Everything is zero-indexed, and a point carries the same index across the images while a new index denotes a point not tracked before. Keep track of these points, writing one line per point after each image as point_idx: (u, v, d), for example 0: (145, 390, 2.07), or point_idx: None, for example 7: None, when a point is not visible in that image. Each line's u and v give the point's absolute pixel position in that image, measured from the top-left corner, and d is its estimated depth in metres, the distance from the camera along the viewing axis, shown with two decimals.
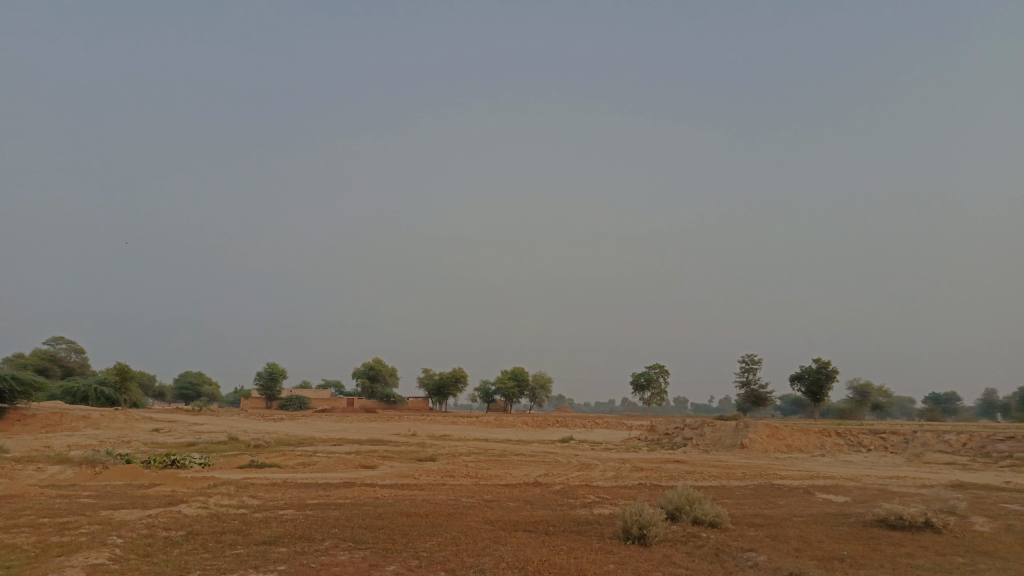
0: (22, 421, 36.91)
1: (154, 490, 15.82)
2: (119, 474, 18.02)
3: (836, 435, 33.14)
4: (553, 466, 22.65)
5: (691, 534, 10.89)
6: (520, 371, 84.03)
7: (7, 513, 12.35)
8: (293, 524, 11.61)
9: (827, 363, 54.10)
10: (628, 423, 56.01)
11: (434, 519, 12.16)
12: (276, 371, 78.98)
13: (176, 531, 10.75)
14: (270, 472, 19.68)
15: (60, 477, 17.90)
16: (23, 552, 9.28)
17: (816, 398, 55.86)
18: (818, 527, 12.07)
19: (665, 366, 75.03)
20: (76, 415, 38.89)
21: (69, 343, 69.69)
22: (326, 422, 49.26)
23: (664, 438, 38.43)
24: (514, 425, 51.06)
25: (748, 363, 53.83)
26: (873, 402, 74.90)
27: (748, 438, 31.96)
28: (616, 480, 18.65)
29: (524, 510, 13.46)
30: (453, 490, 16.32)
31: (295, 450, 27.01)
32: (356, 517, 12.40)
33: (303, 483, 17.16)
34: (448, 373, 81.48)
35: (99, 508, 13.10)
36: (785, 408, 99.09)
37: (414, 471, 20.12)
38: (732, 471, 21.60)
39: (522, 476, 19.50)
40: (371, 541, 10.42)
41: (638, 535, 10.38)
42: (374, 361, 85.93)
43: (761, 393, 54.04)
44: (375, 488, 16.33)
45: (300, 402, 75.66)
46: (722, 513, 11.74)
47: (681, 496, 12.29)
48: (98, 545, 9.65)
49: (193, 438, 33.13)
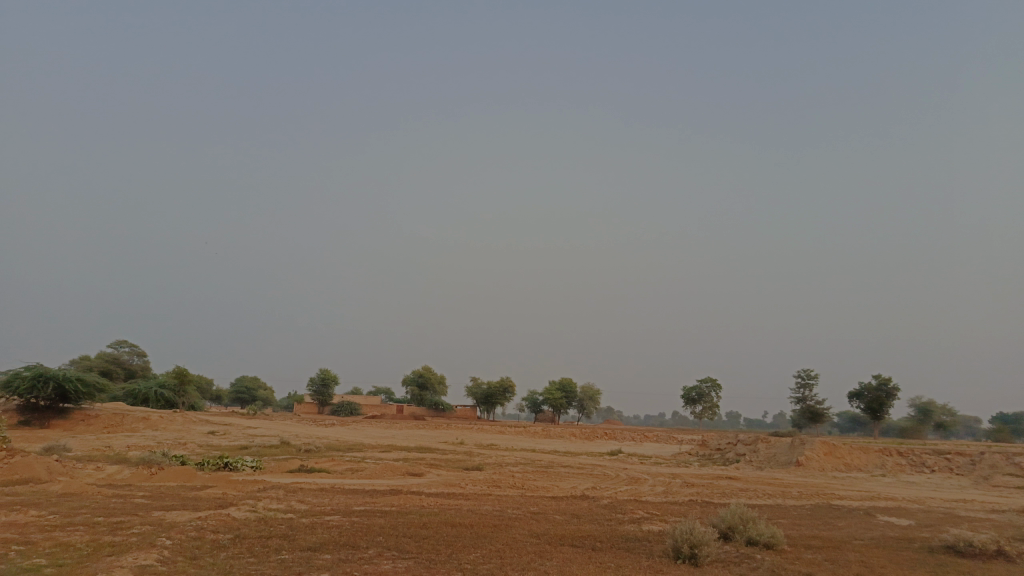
0: (85, 421, 38.21)
1: (205, 491, 16.06)
2: (173, 475, 18.38)
3: (897, 454, 31.85)
4: (601, 479, 22.29)
5: (745, 555, 10.46)
6: (569, 382, 83.50)
7: (65, 511, 12.67)
8: (337, 531, 11.59)
9: (888, 380, 52.19)
10: (679, 437, 55.06)
11: (478, 530, 12.00)
12: (329, 377, 80.20)
13: (224, 535, 10.84)
14: (319, 477, 19.82)
15: (118, 476, 18.35)
16: (76, 551, 9.44)
17: (875, 416, 53.96)
18: (881, 552, 11.47)
19: (717, 380, 73.61)
20: (136, 416, 40.03)
21: (132, 346, 72.07)
22: (375, 429, 49.70)
23: (716, 454, 37.52)
24: (563, 436, 50.63)
25: (804, 378, 52.32)
26: (936, 421, 72.13)
27: (803, 455, 30.98)
28: (665, 496, 18.20)
29: (572, 523, 13.18)
30: (499, 501, 16.14)
31: (345, 456, 27.24)
32: (401, 525, 12.33)
33: (350, 490, 17.19)
34: (496, 383, 81.48)
35: (152, 508, 13.35)
36: (842, 425, 96.24)
37: (461, 480, 20.03)
38: (788, 489, 20.88)
39: (570, 488, 19.19)
40: (415, 551, 10.30)
41: (689, 555, 10.00)
42: (423, 369, 86.55)
43: (817, 410, 52.46)
44: (421, 496, 16.25)
45: (351, 409, 76.63)
46: (778, 534, 11.27)
47: (734, 515, 11.84)
48: (147, 546, 9.76)
49: (246, 441, 33.77)
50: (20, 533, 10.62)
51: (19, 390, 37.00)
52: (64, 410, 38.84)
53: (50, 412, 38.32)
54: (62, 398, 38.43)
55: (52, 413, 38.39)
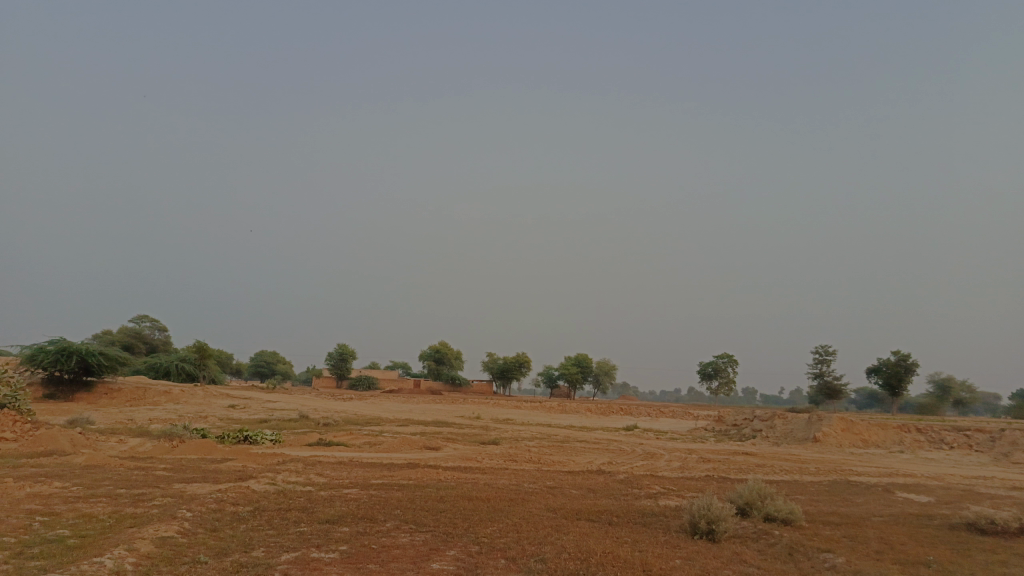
0: (108, 395, 38.82)
1: (225, 465, 16.23)
2: (194, 448, 18.61)
3: (916, 431, 31.62)
4: (618, 454, 22.31)
5: (762, 531, 10.43)
6: (584, 358, 83.58)
7: (89, 483, 12.86)
8: (356, 504, 11.68)
9: (907, 356, 51.72)
10: (695, 413, 55.05)
11: (495, 505, 12.04)
12: (346, 352, 80.85)
13: (243, 507, 10.95)
14: (337, 450, 19.99)
15: (140, 449, 18.60)
16: (99, 522, 9.57)
17: (893, 392, 53.57)
18: (900, 529, 11.37)
19: (734, 355, 73.36)
20: (157, 390, 40.57)
21: (153, 321, 72.91)
22: (392, 403, 50.10)
23: (732, 430, 37.45)
24: (578, 411, 50.76)
25: (822, 354, 51.95)
26: (955, 397, 71.61)
27: (821, 432, 30.84)
28: (682, 471, 18.19)
29: (588, 498, 13.18)
30: (516, 475, 16.20)
31: (363, 430, 27.48)
32: (418, 499, 12.39)
33: (368, 463, 17.33)
34: (512, 358, 81.72)
35: (173, 480, 13.52)
36: (860, 401, 95.83)
37: (478, 454, 20.13)
38: (805, 465, 20.80)
39: (585, 463, 19.22)
40: (433, 524, 10.35)
41: (706, 530, 9.97)
42: (440, 344, 86.96)
43: (835, 386, 52.17)
44: (438, 470, 16.34)
45: (368, 383, 77.28)
46: (796, 510, 11.20)
47: (752, 490, 11.78)
48: (169, 517, 9.87)
49: (266, 415, 34.14)
50: (44, 504, 10.77)
51: (43, 363, 37.60)
52: (87, 383, 39.44)
53: (74, 385, 38.95)
54: (86, 371, 39.01)
55: (76, 386, 39.01)
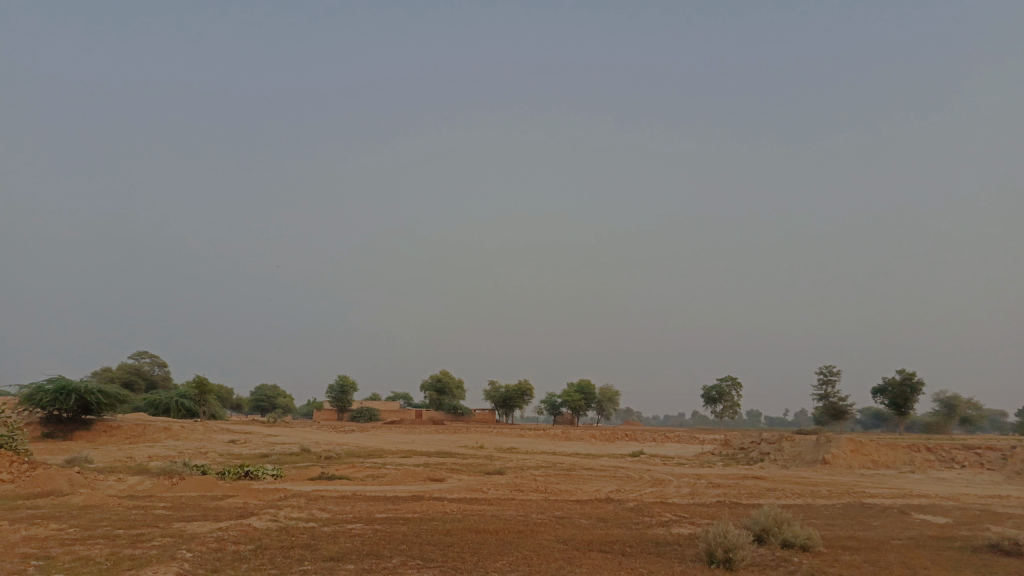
0: (108, 432, 38.41)
1: (226, 501, 15.89)
2: (194, 485, 18.26)
3: (926, 450, 31.18)
4: (625, 481, 21.90)
5: (780, 558, 10.11)
6: (587, 384, 83.02)
7: (86, 524, 12.53)
8: (360, 540, 11.36)
9: (913, 374, 51.31)
10: (700, 437, 54.46)
11: (504, 537, 11.72)
12: (348, 383, 80.38)
13: (245, 546, 10.63)
14: (340, 484, 19.62)
15: (139, 487, 18.27)
16: (96, 565, 9.26)
17: (900, 411, 53.05)
18: (921, 552, 11.06)
19: (737, 378, 72.86)
20: (157, 427, 40.13)
21: (153, 357, 72.52)
22: (395, 434, 49.60)
23: (739, 453, 36.97)
24: (583, 438, 50.24)
25: (826, 374, 51.53)
26: (961, 415, 71.05)
27: (829, 453, 30.42)
28: (692, 497, 17.83)
29: (599, 528, 12.86)
30: (523, 506, 15.82)
31: (365, 462, 27.09)
32: (424, 532, 12.08)
33: (372, 497, 16.99)
34: (514, 386, 81.16)
35: (172, 519, 13.19)
36: (865, 422, 95.12)
37: (483, 485, 19.76)
38: (816, 488, 20.41)
39: (593, 491, 18.85)
40: (441, 559, 10.04)
41: (723, 559, 9.66)
42: (442, 374, 86.46)
43: (840, 407, 51.72)
44: (443, 502, 16.00)
45: (370, 415, 76.66)
46: (814, 536, 10.90)
47: (768, 516, 11.47)
48: (167, 559, 9.56)
49: (267, 449, 33.74)
50: (39, 547, 10.46)
51: (42, 402, 37.20)
52: (86, 421, 39.00)
53: (73, 424, 38.52)
54: (85, 409, 38.60)
55: (75, 425, 38.57)
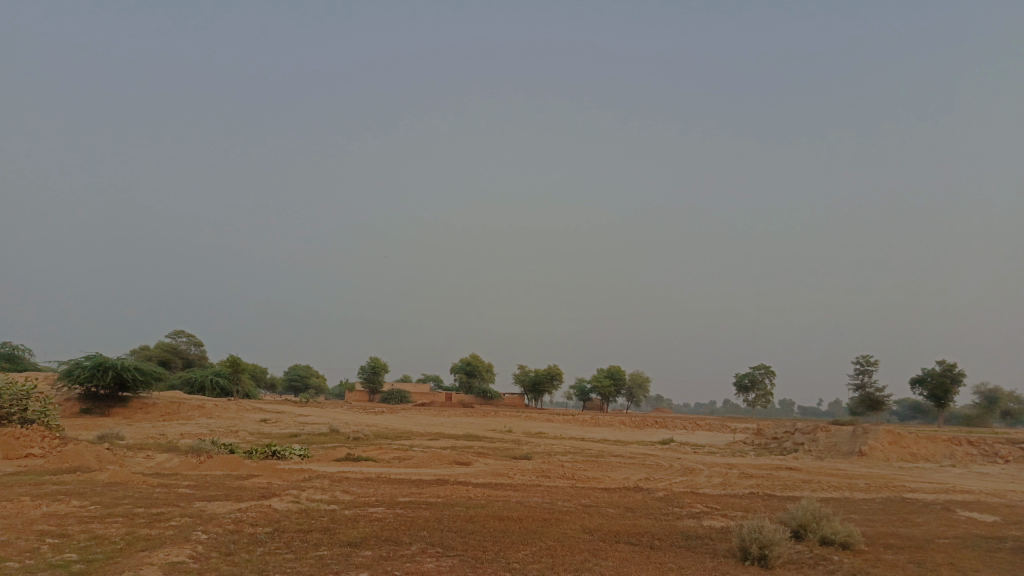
0: (144, 410, 38.95)
1: (251, 481, 15.78)
2: (221, 463, 18.22)
3: (967, 444, 30.14)
4: (655, 469, 21.38)
5: (820, 556, 9.58)
6: (617, 369, 82.46)
7: (107, 501, 12.47)
8: (380, 525, 11.07)
9: (953, 365, 49.79)
10: (732, 425, 53.58)
11: (528, 525, 11.35)
12: (379, 365, 80.89)
13: (262, 528, 10.41)
14: (364, 466, 19.48)
15: (166, 465, 18.26)
16: (110, 545, 9.09)
17: (939, 403, 51.58)
18: (972, 553, 10.41)
19: (771, 366, 71.60)
20: (192, 405, 40.55)
21: (189, 336, 73.70)
22: (423, 416, 49.75)
23: (772, 443, 36.18)
24: (613, 424, 49.82)
25: (863, 364, 50.19)
26: (1003, 409, 69.25)
27: (866, 445, 29.53)
28: (724, 487, 17.31)
29: (625, 518, 12.44)
30: (550, 492, 15.47)
31: (393, 444, 27.02)
32: (446, 518, 11.77)
33: (396, 480, 16.75)
34: (543, 370, 80.92)
35: (194, 499, 13.09)
36: (903, 414, 93.38)
37: (509, 470, 19.44)
38: (855, 481, 19.70)
39: (621, 479, 18.38)
40: (461, 548, 9.68)
41: (758, 556, 9.17)
42: (472, 357, 86.49)
43: (877, 397, 50.50)
44: (468, 487, 15.71)
45: (401, 396, 77.07)
46: (855, 533, 10.32)
47: (806, 511, 10.89)
48: (182, 540, 9.34)
49: (296, 429, 33.80)
50: (58, 524, 10.33)
51: (80, 378, 37.80)
52: (123, 398, 39.60)
53: (110, 401, 39.11)
54: (121, 386, 39.13)
55: (112, 401, 39.17)
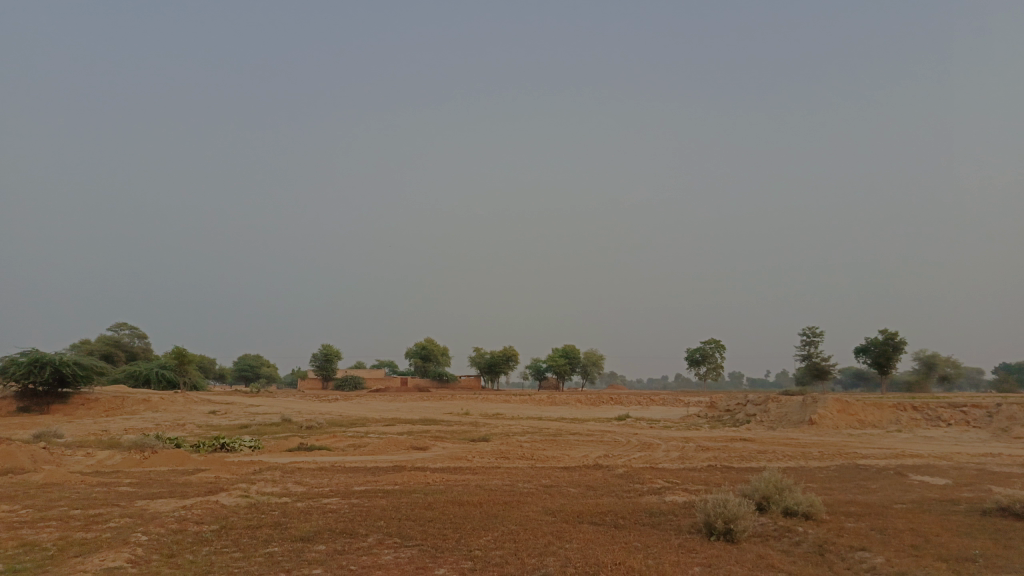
0: (85, 405, 37.39)
1: (197, 476, 15.13)
2: (166, 458, 17.45)
3: (912, 409, 30.97)
4: (613, 446, 21.33)
5: (785, 528, 9.48)
6: (572, 348, 82.77)
7: (41, 504, 11.71)
8: (335, 516, 10.62)
9: (895, 334, 51.23)
10: (685, 399, 54.18)
11: (488, 509, 11.04)
12: (331, 352, 79.66)
13: (209, 526, 9.86)
14: (319, 455, 18.95)
15: (107, 463, 17.37)
16: (40, 552, 8.43)
17: (882, 370, 53.05)
18: (927, 517, 10.49)
19: (720, 340, 72.83)
20: (137, 398, 39.16)
21: (132, 329, 71.23)
22: (377, 402, 49.08)
23: (726, 415, 36.63)
24: (568, 402, 49.99)
25: (810, 335, 51.32)
26: (939, 373, 71.73)
27: (816, 414, 30.11)
28: (682, 461, 17.28)
29: (588, 497, 12.23)
30: (509, 474, 15.18)
31: (348, 432, 26.45)
32: (403, 506, 11.40)
33: (351, 468, 16.24)
34: (499, 352, 80.79)
35: (135, 497, 12.39)
36: (846, 382, 96.15)
37: (467, 453, 19.07)
38: (808, 449, 19.92)
39: (580, 457, 18.20)
40: (419, 537, 9.30)
41: (723, 530, 9.00)
42: (426, 341, 85.91)
43: (822, 366, 51.75)
44: (425, 472, 15.32)
45: (355, 383, 76.01)
46: (817, 503, 10.26)
47: (768, 482, 10.85)
48: (120, 543, 8.73)
49: (247, 420, 32.85)
50: None
51: (16, 375, 36.05)
52: (62, 394, 37.91)
53: (49, 398, 37.40)
54: (61, 382, 37.47)
55: (51, 398, 37.44)
